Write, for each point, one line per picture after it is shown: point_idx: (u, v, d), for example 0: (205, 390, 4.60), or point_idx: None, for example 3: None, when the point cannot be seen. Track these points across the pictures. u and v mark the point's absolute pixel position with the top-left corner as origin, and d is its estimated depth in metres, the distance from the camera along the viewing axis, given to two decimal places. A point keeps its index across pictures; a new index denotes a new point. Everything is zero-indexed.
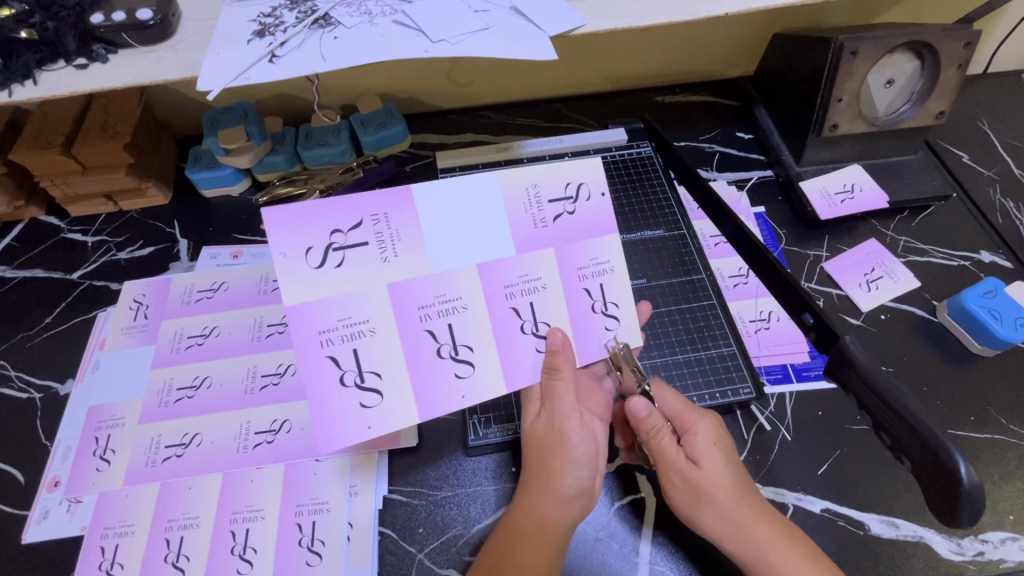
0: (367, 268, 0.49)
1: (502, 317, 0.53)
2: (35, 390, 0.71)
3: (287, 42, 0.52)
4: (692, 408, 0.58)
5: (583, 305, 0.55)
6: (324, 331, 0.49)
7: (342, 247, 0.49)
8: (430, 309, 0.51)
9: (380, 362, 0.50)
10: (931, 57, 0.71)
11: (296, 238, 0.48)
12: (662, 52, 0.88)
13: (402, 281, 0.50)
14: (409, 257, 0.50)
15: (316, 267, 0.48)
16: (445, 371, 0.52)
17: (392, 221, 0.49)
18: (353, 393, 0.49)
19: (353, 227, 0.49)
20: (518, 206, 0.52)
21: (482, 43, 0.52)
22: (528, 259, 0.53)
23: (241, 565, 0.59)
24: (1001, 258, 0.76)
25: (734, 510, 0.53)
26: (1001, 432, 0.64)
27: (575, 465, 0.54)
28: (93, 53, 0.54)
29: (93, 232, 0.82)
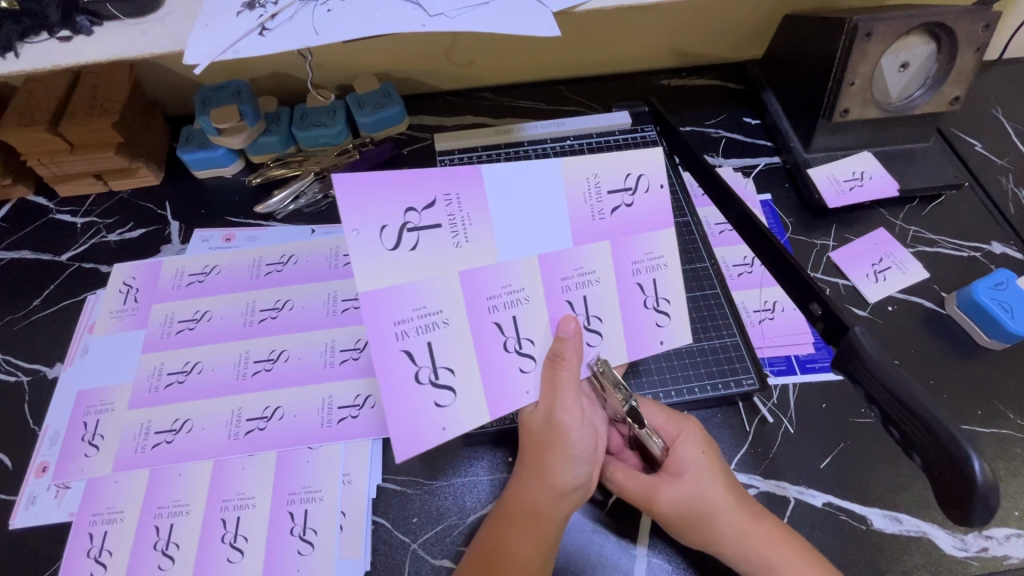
0: (441, 254, 0.47)
1: (558, 309, 0.52)
2: (23, 373, 0.70)
3: (278, 14, 0.50)
4: (677, 416, 0.58)
5: (636, 300, 0.54)
6: (399, 322, 0.47)
7: (415, 228, 0.46)
8: (497, 301, 0.49)
9: (453, 357, 0.49)
10: (948, 38, 0.68)
11: (370, 214, 0.45)
12: (669, 32, 0.86)
13: (474, 269, 0.48)
14: (479, 243, 0.48)
15: (390, 248, 0.46)
16: (512, 367, 0.51)
17: (465, 203, 0.47)
18: (428, 390, 0.48)
19: (426, 207, 0.46)
20: (579, 196, 0.50)
21: (482, 18, 0.50)
22: (583, 252, 0.51)
23: (231, 554, 0.58)
24: (1012, 249, 0.74)
25: (733, 519, 0.52)
26: (1007, 426, 0.63)
27: (574, 462, 0.53)
28: (76, 25, 0.51)
29: (82, 213, 0.81)
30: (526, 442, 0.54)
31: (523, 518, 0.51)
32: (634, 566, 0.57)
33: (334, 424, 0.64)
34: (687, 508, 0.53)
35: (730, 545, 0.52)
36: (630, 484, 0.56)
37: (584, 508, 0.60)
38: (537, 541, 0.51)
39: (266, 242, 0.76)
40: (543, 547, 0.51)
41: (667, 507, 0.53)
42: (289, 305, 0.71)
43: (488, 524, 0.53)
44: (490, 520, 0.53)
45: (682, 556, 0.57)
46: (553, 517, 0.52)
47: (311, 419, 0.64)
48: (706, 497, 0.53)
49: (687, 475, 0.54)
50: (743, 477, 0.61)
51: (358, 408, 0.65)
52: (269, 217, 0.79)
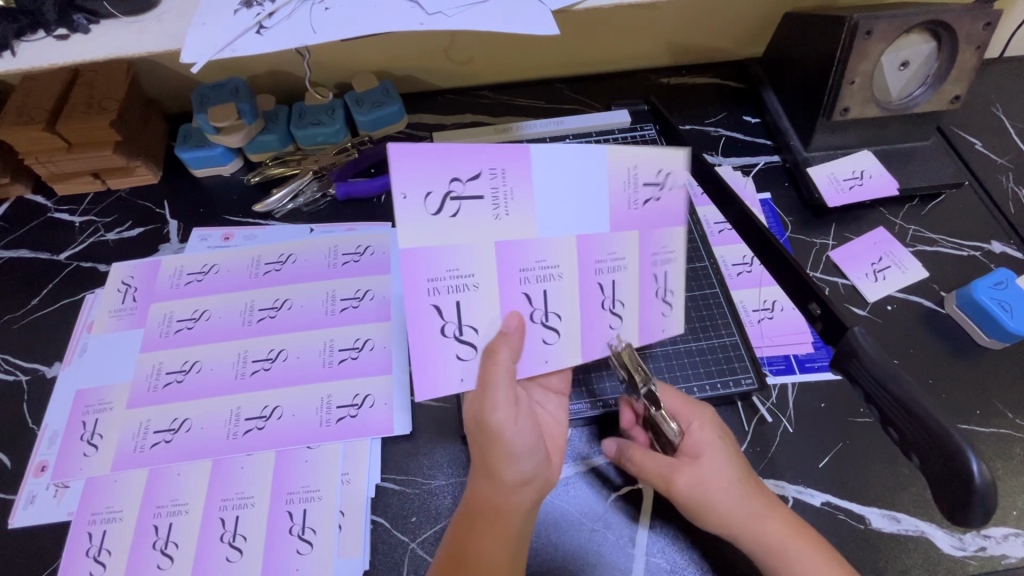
0: (479, 223, 0.46)
1: (588, 292, 0.51)
2: (22, 373, 0.70)
3: (276, 13, 0.50)
4: (692, 401, 0.58)
5: (653, 291, 0.54)
6: (432, 279, 0.46)
7: (459, 197, 0.45)
8: (530, 273, 0.49)
9: (478, 317, 0.49)
10: (949, 37, 0.68)
11: (417, 180, 0.44)
12: (669, 29, 0.86)
13: (510, 241, 0.48)
14: (520, 218, 0.47)
15: (433, 214, 0.45)
16: (535, 336, 0.51)
17: (510, 178, 0.46)
18: (451, 345, 0.48)
19: (472, 177, 0.45)
20: (618, 184, 0.49)
21: (481, 17, 0.49)
22: (616, 239, 0.51)
23: (230, 553, 0.58)
24: (1012, 248, 0.74)
25: (749, 503, 0.53)
26: (1006, 426, 0.63)
27: (514, 459, 0.51)
28: (74, 23, 0.51)
29: (81, 212, 0.80)
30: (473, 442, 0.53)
31: (480, 519, 0.50)
32: (633, 566, 0.57)
33: (332, 423, 0.64)
34: (704, 492, 0.53)
35: (748, 527, 0.52)
36: (647, 464, 0.55)
37: (582, 508, 0.60)
38: (498, 540, 0.50)
39: (264, 241, 0.76)
40: (506, 544, 0.50)
41: (684, 490, 0.53)
42: (288, 304, 0.71)
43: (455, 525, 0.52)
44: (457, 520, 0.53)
45: (680, 556, 0.57)
46: (508, 515, 0.51)
47: (310, 418, 0.64)
48: (723, 481, 0.53)
49: (704, 458, 0.54)
50: None
51: (358, 407, 0.65)
52: (268, 216, 0.79)
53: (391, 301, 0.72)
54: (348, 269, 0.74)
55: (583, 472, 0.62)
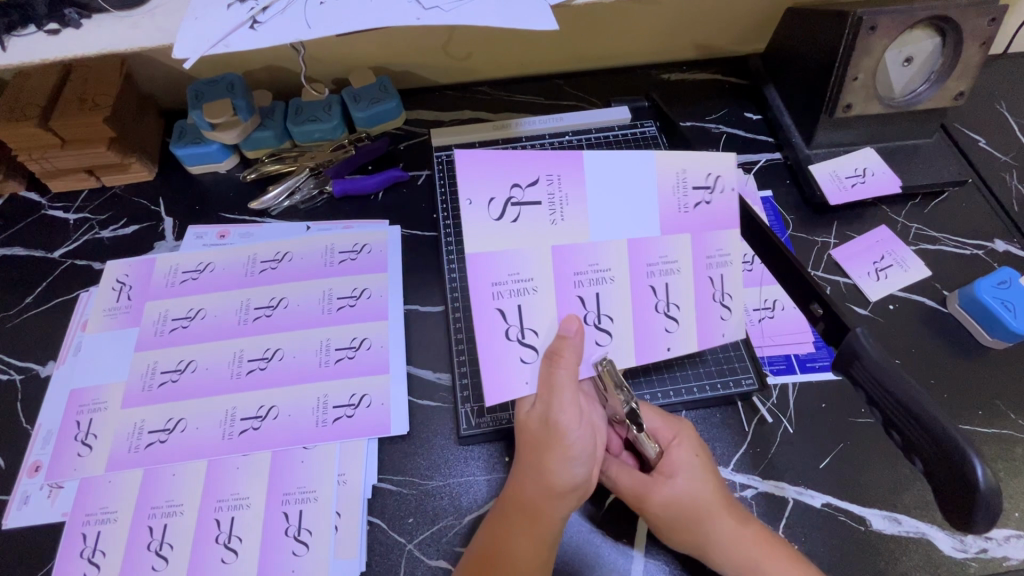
0: (538, 229, 0.48)
1: (640, 294, 0.52)
2: (16, 372, 0.69)
3: (269, 7, 0.49)
4: (672, 419, 0.57)
5: (707, 294, 0.54)
6: (497, 283, 0.48)
7: (519, 203, 0.48)
8: (584, 276, 0.50)
9: (539, 320, 0.49)
10: (954, 33, 0.68)
11: (484, 186, 0.47)
12: (669, 25, 0.85)
13: (566, 245, 0.49)
14: (575, 223, 0.49)
15: (496, 218, 0.47)
16: (588, 338, 0.51)
17: (565, 184, 0.48)
18: (515, 347, 0.49)
19: (530, 183, 0.47)
20: (667, 188, 0.50)
21: (477, 11, 0.49)
22: (670, 241, 0.51)
23: (226, 555, 0.57)
24: (1015, 247, 0.73)
25: (722, 525, 0.52)
26: (1007, 427, 0.62)
27: (574, 461, 0.50)
28: (65, 18, 0.50)
29: (74, 209, 0.80)
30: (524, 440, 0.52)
31: (516, 514, 0.51)
32: (631, 567, 0.57)
33: (329, 423, 0.63)
34: (679, 510, 0.52)
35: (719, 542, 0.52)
36: (622, 481, 0.55)
37: (581, 509, 0.59)
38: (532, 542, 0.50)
39: (260, 239, 0.75)
40: (542, 547, 0.50)
41: (658, 508, 0.53)
42: (284, 303, 0.70)
43: (487, 523, 0.53)
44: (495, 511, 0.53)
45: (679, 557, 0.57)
46: (551, 515, 0.50)
47: (306, 418, 0.64)
48: (699, 498, 0.53)
49: (679, 477, 0.54)
50: (741, 477, 0.61)
51: (354, 408, 0.64)
52: (264, 214, 0.78)
53: (389, 299, 0.71)
54: (345, 267, 0.73)
55: None
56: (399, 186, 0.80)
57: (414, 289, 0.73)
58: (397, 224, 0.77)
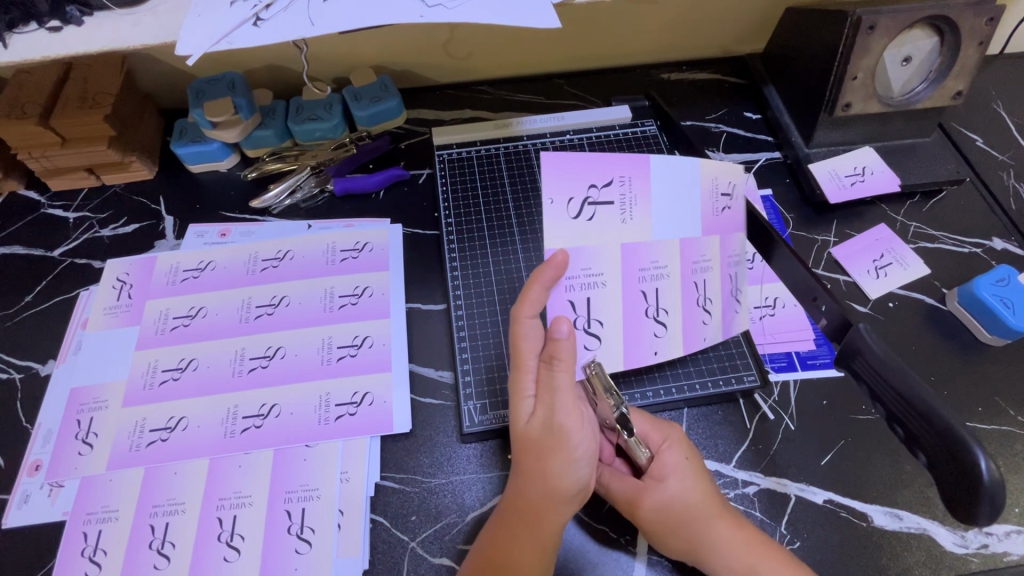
0: (610, 229, 0.49)
1: (686, 290, 0.53)
2: (15, 370, 0.69)
3: (273, 4, 0.50)
4: (661, 423, 0.57)
5: (731, 290, 0.55)
6: (569, 277, 0.50)
7: (595, 203, 0.48)
8: (647, 273, 0.51)
9: (605, 312, 0.52)
10: (951, 33, 0.68)
11: (563, 185, 0.47)
12: (668, 25, 0.85)
13: (635, 243, 0.50)
14: (643, 222, 0.50)
15: (574, 218, 0.48)
16: (648, 330, 0.53)
17: (636, 186, 0.48)
18: (580, 335, 0.51)
19: (605, 184, 0.48)
20: (705, 194, 0.51)
21: (480, 9, 0.49)
22: (706, 242, 0.52)
23: (228, 553, 0.57)
24: (1013, 245, 0.74)
25: (716, 527, 0.52)
26: (1007, 423, 0.62)
27: (576, 464, 0.49)
28: (66, 15, 0.50)
29: (74, 208, 0.79)
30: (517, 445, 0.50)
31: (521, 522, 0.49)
32: (634, 566, 0.57)
33: (331, 421, 0.63)
34: (673, 512, 0.53)
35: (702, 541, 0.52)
36: (615, 487, 0.55)
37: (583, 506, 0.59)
38: (533, 548, 0.49)
39: (261, 237, 0.75)
40: (547, 550, 0.49)
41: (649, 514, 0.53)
42: (286, 302, 0.70)
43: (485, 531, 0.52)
44: (490, 524, 0.51)
45: None
46: (554, 521, 0.49)
47: (308, 417, 0.64)
48: (694, 501, 0.53)
49: (671, 480, 0.54)
50: (744, 474, 0.61)
51: (357, 405, 0.64)
52: (264, 212, 0.78)
53: (391, 298, 0.71)
54: (346, 266, 0.73)
55: None
56: (401, 185, 0.80)
57: (416, 286, 0.73)
58: (400, 223, 0.78)
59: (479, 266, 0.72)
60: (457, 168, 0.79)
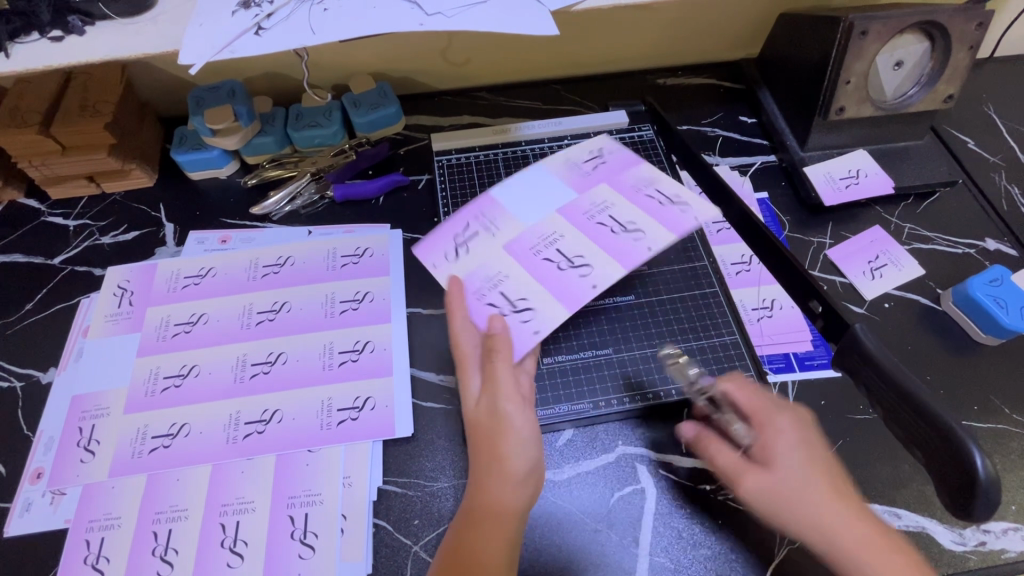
0: (485, 245, 0.64)
1: (595, 231, 0.64)
2: (16, 379, 0.69)
3: (274, 14, 0.50)
4: (769, 403, 0.54)
5: (651, 204, 0.66)
6: (477, 292, 0.60)
7: (464, 241, 0.64)
8: (539, 246, 0.64)
9: (524, 291, 0.60)
10: (942, 38, 0.69)
11: (436, 254, 0.64)
12: (664, 30, 0.86)
13: (512, 241, 0.64)
14: (508, 226, 0.65)
15: (453, 258, 0.63)
16: (574, 276, 0.61)
17: (489, 212, 0.67)
18: (515, 317, 0.58)
19: (464, 227, 0.65)
20: (564, 172, 0.70)
21: (479, 17, 0.50)
22: (590, 195, 0.68)
23: (231, 559, 0.57)
24: (1006, 246, 0.75)
25: (816, 513, 0.48)
26: (1003, 421, 0.63)
27: (524, 444, 0.50)
28: (68, 25, 0.51)
29: (74, 216, 0.80)
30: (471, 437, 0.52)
31: (483, 518, 0.48)
32: (636, 566, 0.57)
33: (333, 426, 0.64)
34: (769, 497, 0.49)
35: (822, 532, 0.47)
36: (718, 461, 0.53)
37: (587, 509, 0.60)
38: (498, 542, 0.48)
39: (263, 243, 0.76)
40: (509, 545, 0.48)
41: (747, 495, 0.50)
42: (287, 307, 0.71)
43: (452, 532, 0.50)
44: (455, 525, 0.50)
45: (683, 556, 0.57)
46: (514, 509, 0.49)
47: (311, 422, 0.64)
48: (797, 487, 0.49)
49: (777, 464, 0.50)
50: None
51: (358, 410, 0.65)
52: (265, 219, 0.78)
53: (392, 303, 0.72)
54: (347, 271, 0.73)
55: (585, 473, 0.62)
56: (400, 191, 0.81)
57: (416, 291, 0.74)
58: (400, 228, 0.78)
59: None
60: (456, 173, 0.80)
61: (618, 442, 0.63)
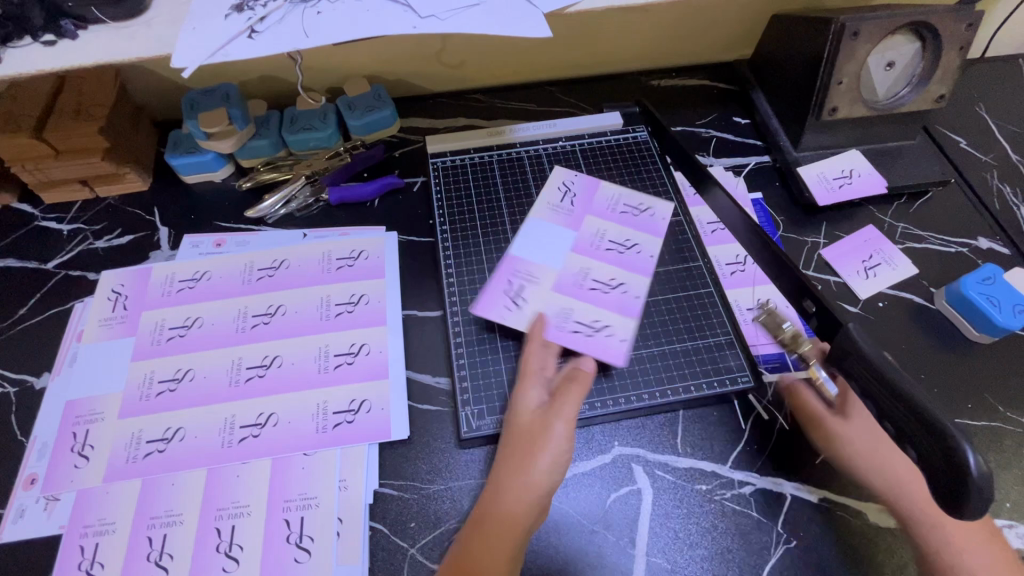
0: (536, 293, 0.69)
1: (607, 257, 0.73)
2: (9, 384, 0.68)
3: (267, 17, 0.51)
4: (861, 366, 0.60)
5: (634, 220, 0.76)
6: (559, 327, 0.66)
7: (517, 295, 0.69)
8: (580, 280, 0.70)
9: (592, 314, 0.67)
10: (933, 39, 0.70)
11: (497, 308, 0.68)
12: (658, 33, 0.87)
13: (557, 281, 0.70)
14: (545, 272, 0.71)
15: (517, 308, 0.68)
16: (626, 291, 0.70)
17: (521, 266, 0.71)
18: (602, 334, 0.66)
19: (508, 285, 0.69)
20: (549, 217, 0.76)
21: (472, 19, 0.50)
22: (585, 229, 0.75)
23: (227, 563, 0.57)
24: (998, 244, 0.75)
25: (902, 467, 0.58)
26: (997, 419, 0.63)
27: (552, 462, 0.53)
28: (61, 29, 0.51)
29: (68, 220, 0.79)
30: (509, 442, 0.55)
31: (489, 522, 0.51)
32: (633, 567, 0.57)
33: (329, 429, 0.63)
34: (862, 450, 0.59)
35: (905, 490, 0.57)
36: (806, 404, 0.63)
37: (583, 511, 0.60)
38: (496, 551, 0.49)
39: (258, 247, 0.76)
40: (512, 555, 0.49)
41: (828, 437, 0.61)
42: (282, 311, 0.70)
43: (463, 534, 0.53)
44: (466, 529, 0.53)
45: (680, 556, 0.57)
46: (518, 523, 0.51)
47: (307, 425, 0.64)
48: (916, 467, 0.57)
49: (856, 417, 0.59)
50: (740, 474, 0.61)
51: (354, 413, 0.65)
52: (260, 222, 0.78)
53: (388, 305, 0.72)
54: (343, 274, 0.73)
55: (581, 474, 0.62)
56: (395, 194, 0.81)
57: (412, 293, 0.74)
58: (395, 231, 0.78)
59: (476, 275, 0.72)
60: (451, 176, 0.80)
61: (614, 443, 0.63)
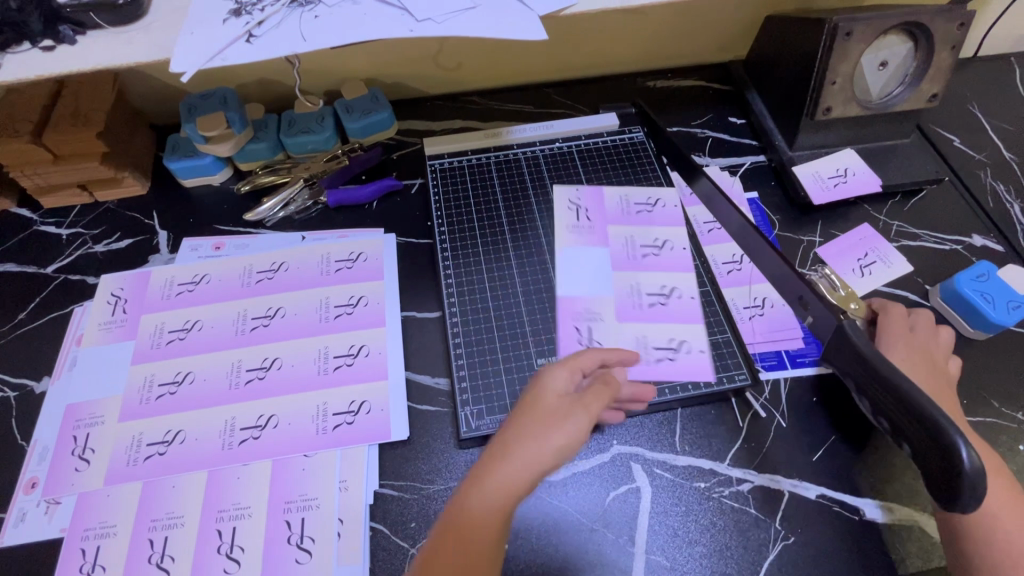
0: (608, 328, 0.68)
1: (648, 263, 0.73)
2: (9, 388, 0.68)
3: (265, 21, 0.51)
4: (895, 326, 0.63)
5: (651, 217, 0.77)
6: (644, 359, 0.66)
7: (589, 338, 0.68)
8: (639, 301, 0.70)
9: (664, 332, 0.68)
10: (925, 38, 0.70)
11: None
12: (653, 34, 0.87)
13: (619, 312, 0.69)
14: (605, 302, 0.70)
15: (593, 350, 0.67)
16: (685, 297, 0.71)
17: (577, 303, 0.70)
18: (682, 353, 0.67)
19: (577, 334, 0.68)
20: (573, 240, 0.75)
21: (468, 22, 0.51)
22: (614, 238, 0.75)
23: (228, 565, 0.57)
24: (992, 241, 0.76)
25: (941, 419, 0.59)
26: (992, 415, 0.64)
27: (556, 456, 0.46)
28: (59, 35, 0.51)
29: (67, 224, 0.80)
30: (520, 420, 0.48)
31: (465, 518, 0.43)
32: (633, 565, 0.57)
33: (329, 431, 0.64)
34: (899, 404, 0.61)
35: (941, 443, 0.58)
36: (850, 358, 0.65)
37: (583, 509, 0.60)
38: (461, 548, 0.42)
39: (257, 249, 0.76)
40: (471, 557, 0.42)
41: None
42: (281, 313, 0.71)
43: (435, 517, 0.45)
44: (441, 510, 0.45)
45: (679, 553, 0.58)
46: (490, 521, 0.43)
47: (307, 426, 0.64)
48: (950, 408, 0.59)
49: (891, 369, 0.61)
50: (738, 471, 0.62)
51: (354, 414, 0.65)
52: (258, 225, 0.78)
53: (387, 306, 0.72)
54: (342, 276, 0.74)
55: (580, 473, 0.62)
56: (393, 196, 0.81)
57: (410, 295, 0.74)
58: (393, 233, 0.78)
59: (474, 276, 0.73)
60: (449, 177, 0.81)
61: (613, 442, 0.64)
